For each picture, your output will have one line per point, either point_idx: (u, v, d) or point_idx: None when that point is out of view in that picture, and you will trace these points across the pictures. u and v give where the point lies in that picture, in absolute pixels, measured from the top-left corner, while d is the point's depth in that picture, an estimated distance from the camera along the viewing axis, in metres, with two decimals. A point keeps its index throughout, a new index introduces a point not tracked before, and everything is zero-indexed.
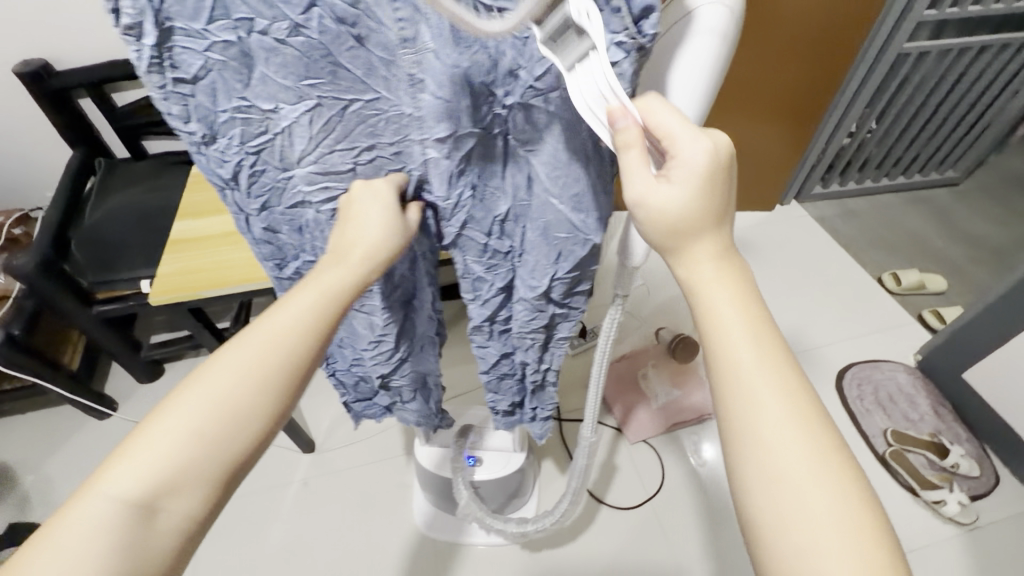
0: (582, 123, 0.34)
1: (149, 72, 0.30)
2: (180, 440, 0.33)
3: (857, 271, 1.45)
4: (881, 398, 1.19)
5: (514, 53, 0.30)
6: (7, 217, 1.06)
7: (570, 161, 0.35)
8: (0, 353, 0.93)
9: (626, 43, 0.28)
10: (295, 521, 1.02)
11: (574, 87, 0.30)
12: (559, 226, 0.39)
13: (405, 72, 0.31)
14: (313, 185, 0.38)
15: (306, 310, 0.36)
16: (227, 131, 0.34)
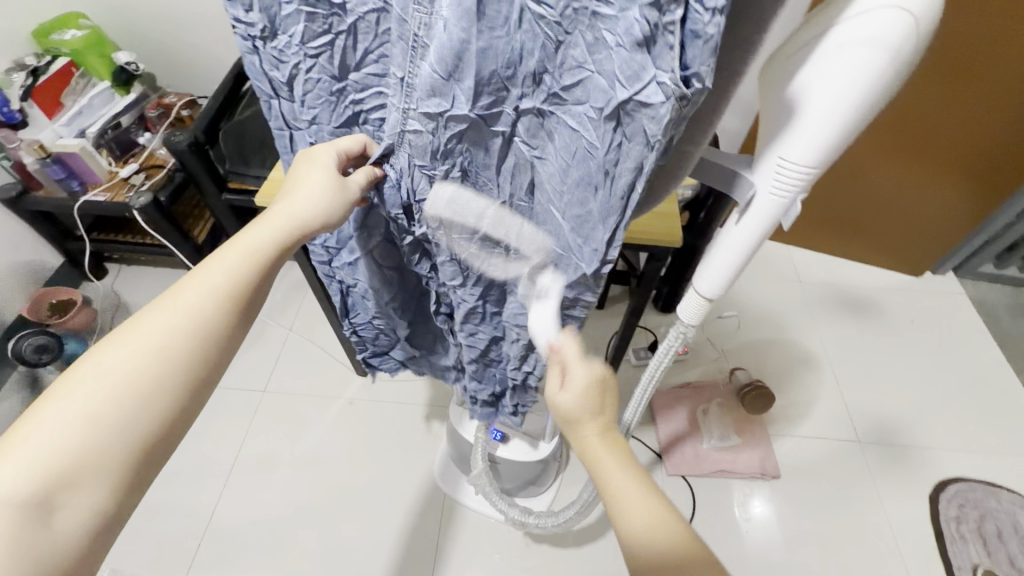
0: (591, 154, 0.32)
1: None
2: (169, 329, 0.36)
3: (1007, 376, 1.20)
4: (984, 529, 1.00)
5: (541, 58, 0.30)
6: (180, 99, 1.21)
7: (579, 183, 0.34)
8: (148, 213, 1.08)
9: (668, 87, 0.27)
10: (332, 431, 1.10)
11: (600, 101, 0.30)
12: (555, 230, 0.39)
13: (414, 32, 0.30)
14: (365, 92, 0.38)
15: (279, 229, 0.41)
16: (286, 28, 0.34)
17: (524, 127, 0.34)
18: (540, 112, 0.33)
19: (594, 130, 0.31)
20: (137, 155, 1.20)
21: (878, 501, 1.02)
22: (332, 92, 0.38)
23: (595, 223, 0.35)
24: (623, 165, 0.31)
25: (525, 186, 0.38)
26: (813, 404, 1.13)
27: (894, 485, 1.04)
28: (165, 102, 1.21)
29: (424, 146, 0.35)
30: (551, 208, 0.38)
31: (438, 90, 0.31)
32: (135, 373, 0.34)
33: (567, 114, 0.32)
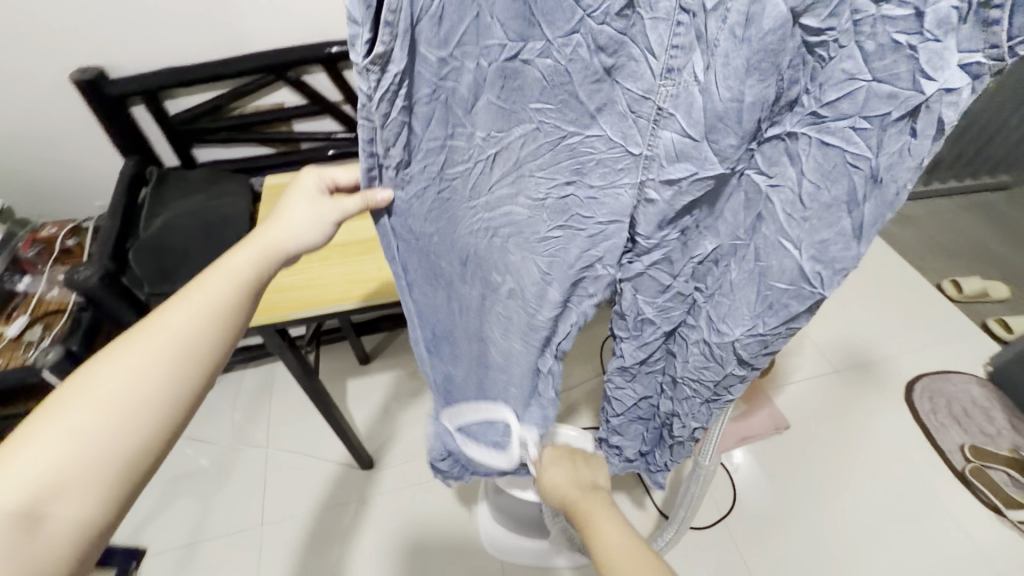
0: (856, 168, 0.26)
1: (379, 102, 0.26)
2: (153, 358, 0.36)
3: (916, 279, 1.41)
4: (955, 412, 1.14)
5: (806, 82, 0.26)
6: (59, 228, 1.05)
7: (830, 203, 0.28)
8: (63, 370, 0.91)
9: (983, 66, 0.21)
10: (353, 542, 0.98)
11: (886, 108, 0.24)
12: (778, 276, 0.32)
13: (654, 106, 0.28)
14: (495, 211, 0.36)
15: (257, 250, 0.43)
16: (427, 159, 0.32)
17: (761, 156, 0.30)
18: (788, 135, 0.28)
19: (870, 143, 0.25)
20: (21, 306, 0.99)
21: (870, 417, 1.14)
22: (460, 208, 0.36)
23: (849, 240, 0.28)
24: (901, 163, 0.25)
25: (747, 227, 0.33)
26: (789, 350, 1.24)
27: (877, 400, 1.17)
28: (42, 235, 1.03)
29: (656, 213, 0.32)
30: (782, 245, 0.31)
31: (685, 151, 0.28)
32: (140, 379, 0.35)
33: (826, 134, 0.27)
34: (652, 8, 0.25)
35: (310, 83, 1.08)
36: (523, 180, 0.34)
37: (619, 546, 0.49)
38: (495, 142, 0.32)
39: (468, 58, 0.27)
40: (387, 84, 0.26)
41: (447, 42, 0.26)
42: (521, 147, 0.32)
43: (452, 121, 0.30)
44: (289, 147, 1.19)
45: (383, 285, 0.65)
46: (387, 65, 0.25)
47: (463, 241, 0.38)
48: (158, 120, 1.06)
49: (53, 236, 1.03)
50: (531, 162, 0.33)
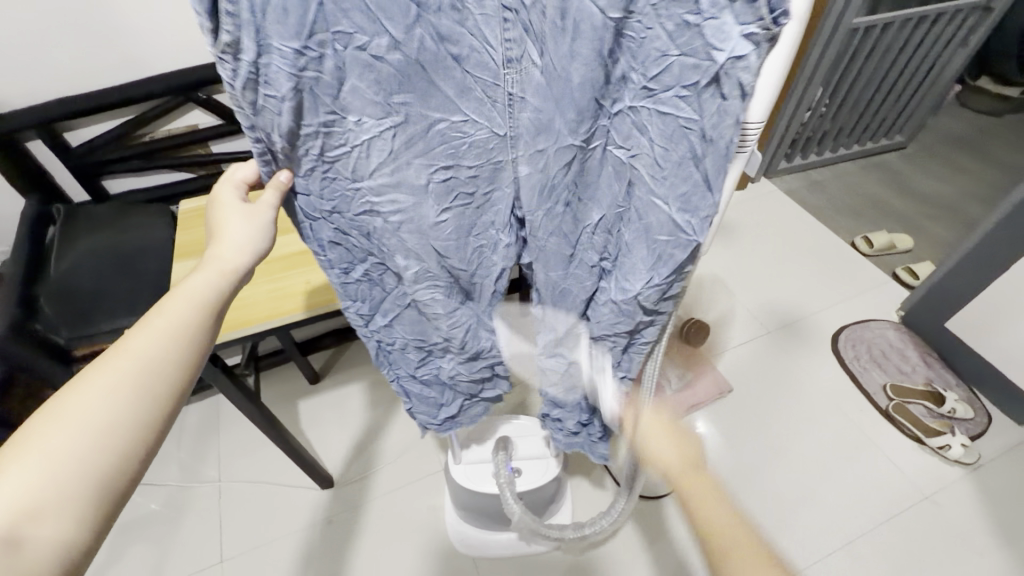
0: (690, 128, 0.29)
1: (242, 90, 0.27)
2: (125, 383, 0.35)
3: (832, 239, 1.53)
4: (875, 356, 1.25)
5: (628, 59, 0.29)
6: None
7: (678, 160, 0.30)
8: None
9: (758, 35, 0.24)
10: (322, 564, 0.96)
11: (694, 77, 0.27)
12: (659, 229, 0.34)
13: (506, 91, 0.31)
14: (380, 197, 0.35)
15: (215, 274, 0.42)
16: (305, 144, 0.32)
17: (615, 130, 0.32)
18: (630, 109, 0.30)
19: (694, 107, 0.28)
20: None
21: (803, 371, 1.23)
22: (349, 191, 0.35)
23: (704, 193, 0.31)
24: (724, 122, 0.28)
25: (623, 189, 0.35)
26: (726, 318, 1.32)
27: (807, 354, 1.26)
28: None
29: (534, 183, 0.35)
30: (653, 202, 0.32)
31: (544, 128, 0.32)
32: (106, 423, 0.33)
33: (661, 103, 0.29)
34: (479, 5, 0.27)
35: (222, 101, 1.05)
36: (401, 168, 0.33)
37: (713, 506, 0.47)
38: (365, 128, 0.31)
39: (323, 51, 0.27)
40: (245, 73, 0.26)
41: (295, 38, 0.26)
42: (394, 133, 0.31)
43: (319, 112, 0.29)
44: (209, 169, 1.15)
45: (313, 297, 0.64)
46: (241, 53, 0.25)
47: (362, 222, 0.37)
48: (59, 154, 1.00)
49: None
50: (410, 143, 0.32)
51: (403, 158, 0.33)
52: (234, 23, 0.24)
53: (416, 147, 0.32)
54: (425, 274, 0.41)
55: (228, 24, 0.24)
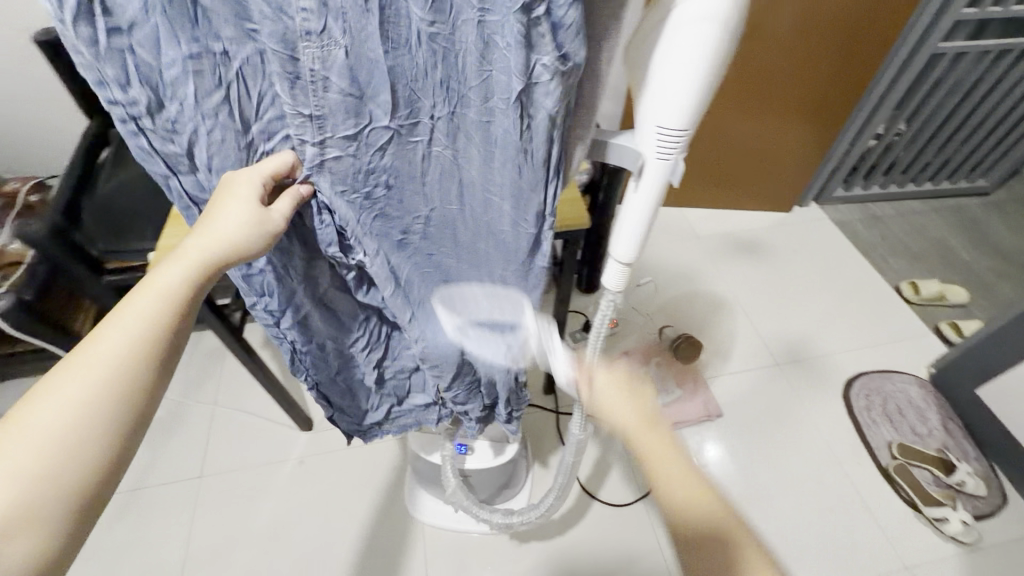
0: (512, 139, 0.36)
1: (78, 24, 0.30)
2: (94, 383, 0.34)
3: (874, 279, 1.41)
4: (888, 410, 1.16)
5: (444, 71, 0.34)
6: (24, 183, 1.10)
7: (516, 155, 0.37)
8: (9, 317, 0.96)
9: (555, 65, 0.31)
10: (286, 498, 1.03)
11: (506, 95, 0.33)
12: (500, 221, 0.43)
13: (307, 67, 0.32)
14: (273, 138, 0.38)
15: (189, 262, 0.39)
16: (173, 93, 0.33)
17: (444, 125, 0.37)
18: (456, 112, 0.36)
19: (509, 122, 0.35)
20: None
21: (804, 410, 1.16)
22: (242, 146, 0.38)
23: (530, 192, 0.39)
24: (538, 139, 0.36)
25: (454, 190, 0.42)
26: (733, 342, 1.26)
27: (813, 394, 1.18)
28: (7, 189, 1.09)
29: (349, 168, 0.38)
30: (488, 197, 0.42)
31: (353, 111, 0.34)
32: (68, 430, 0.33)
33: (479, 113, 0.36)
34: None
35: None
36: (279, 105, 0.36)
37: None
38: (238, 60, 0.33)
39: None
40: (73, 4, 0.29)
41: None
42: (258, 64, 0.33)
43: (179, 44, 0.31)
44: None
45: None
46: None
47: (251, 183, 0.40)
48: None
49: (16, 191, 1.08)
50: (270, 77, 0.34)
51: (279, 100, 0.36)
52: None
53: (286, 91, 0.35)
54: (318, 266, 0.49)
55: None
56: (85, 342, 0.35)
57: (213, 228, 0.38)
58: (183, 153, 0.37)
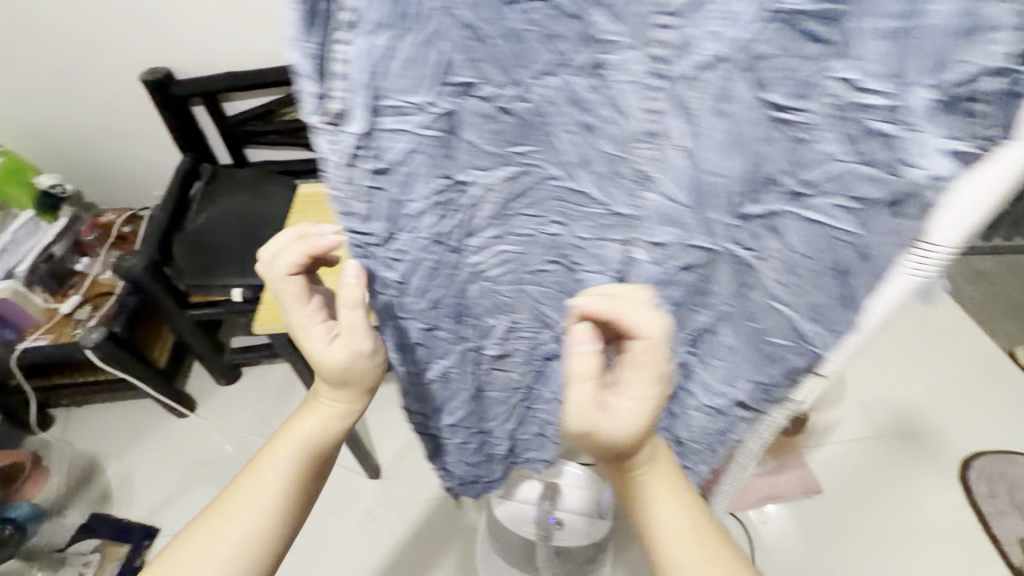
0: (846, 242, 0.25)
1: (340, 168, 0.25)
2: (258, 511, 0.41)
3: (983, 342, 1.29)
4: (1017, 500, 1.02)
5: (783, 163, 0.25)
6: (119, 215, 1.13)
7: (821, 271, 0.27)
8: (103, 351, 0.96)
9: (969, 155, 0.21)
10: (352, 552, 0.98)
11: (871, 190, 0.23)
12: (776, 333, 0.31)
13: (635, 168, 0.27)
14: (495, 257, 0.34)
15: (325, 417, 0.45)
16: (407, 225, 0.29)
17: (746, 235, 0.28)
18: (772, 213, 0.26)
19: (859, 220, 0.24)
20: (76, 284, 1.07)
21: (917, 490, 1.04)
22: (454, 264, 0.33)
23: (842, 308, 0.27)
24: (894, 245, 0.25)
25: (740, 293, 0.31)
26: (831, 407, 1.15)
27: (927, 472, 1.06)
28: (103, 221, 1.12)
29: (645, 274, 0.31)
30: (775, 307, 0.29)
31: (672, 217, 0.28)
32: (243, 544, 0.40)
33: (809, 210, 0.25)
34: (625, 70, 0.24)
35: None
36: (511, 221, 0.32)
37: None
38: (475, 187, 0.30)
39: (425, 115, 0.25)
40: (348, 148, 0.24)
41: (419, 92, 0.24)
42: (510, 191, 0.30)
43: (422, 182, 0.27)
44: None
45: None
46: (345, 128, 0.24)
47: (458, 295, 0.35)
48: (215, 119, 1.12)
49: (112, 222, 1.12)
50: (521, 198, 0.31)
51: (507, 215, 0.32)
52: (345, 100, 0.23)
53: (524, 198, 0.31)
54: (514, 329, 0.41)
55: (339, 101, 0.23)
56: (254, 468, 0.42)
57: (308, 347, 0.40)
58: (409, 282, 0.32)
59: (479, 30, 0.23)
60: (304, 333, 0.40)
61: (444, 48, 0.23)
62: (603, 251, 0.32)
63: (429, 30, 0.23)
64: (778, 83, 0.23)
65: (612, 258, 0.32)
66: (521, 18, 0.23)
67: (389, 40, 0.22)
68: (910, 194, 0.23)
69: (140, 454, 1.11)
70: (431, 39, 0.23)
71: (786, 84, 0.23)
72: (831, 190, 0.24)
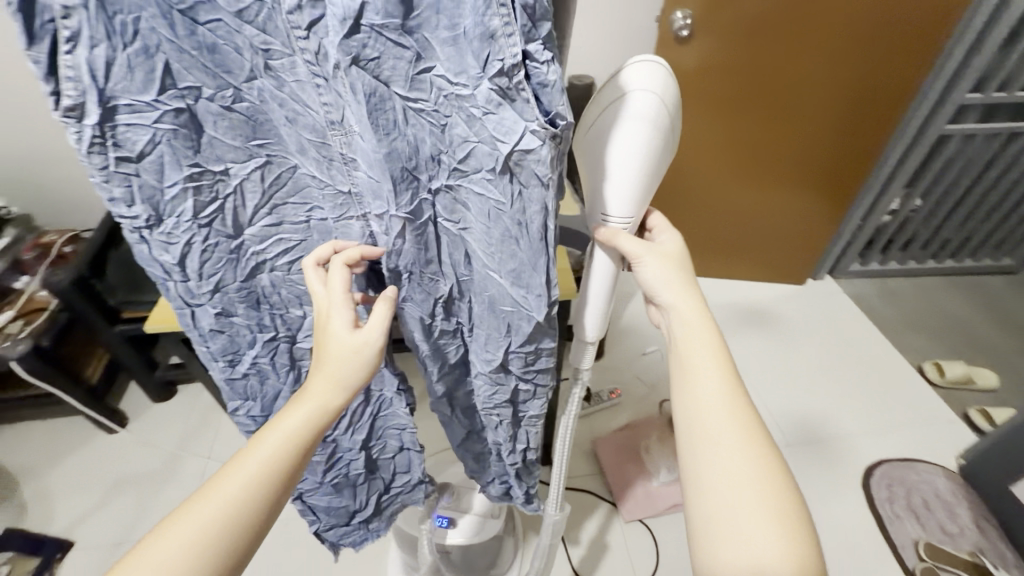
0: (503, 211, 0.37)
1: (90, 154, 0.34)
2: (222, 508, 0.37)
3: (894, 357, 1.36)
4: (914, 505, 1.07)
5: (433, 143, 0.35)
6: (61, 236, 1.18)
7: (501, 238, 0.39)
8: (27, 364, 0.99)
9: (539, 132, 0.32)
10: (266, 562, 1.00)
11: (490, 163, 0.35)
12: (503, 299, 0.44)
13: (338, 151, 0.38)
14: (265, 241, 0.44)
15: (313, 410, 0.42)
16: (176, 209, 0.39)
17: (441, 206, 0.39)
18: (448, 187, 0.38)
19: (498, 189, 0.36)
20: (12, 302, 1.09)
21: (820, 497, 1.08)
22: (231, 250, 0.43)
23: (531, 272, 0.41)
24: (532, 209, 0.37)
25: (464, 261, 0.44)
26: None
27: (830, 479, 1.11)
28: (43, 241, 1.17)
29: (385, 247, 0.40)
30: (489, 274, 0.43)
31: (377, 195, 0.37)
32: (206, 546, 0.36)
33: (472, 183, 0.37)
34: (292, 75, 0.35)
35: None
36: (277, 208, 0.43)
37: (732, 434, 0.41)
38: (233, 177, 0.40)
39: (160, 110, 0.34)
40: (90, 138, 0.33)
41: (148, 92, 0.33)
42: (262, 180, 0.41)
43: (177, 168, 0.37)
44: None
45: None
46: (86, 121, 0.32)
47: (249, 282, 0.46)
48: None
49: (52, 243, 1.16)
50: (277, 187, 0.42)
51: (273, 205, 0.43)
52: (76, 93, 0.31)
53: (279, 185, 0.42)
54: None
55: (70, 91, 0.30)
56: (223, 470, 0.39)
57: (332, 342, 0.42)
58: (188, 266, 0.42)
59: (180, 44, 0.32)
60: (333, 320, 0.42)
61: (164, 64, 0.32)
62: (348, 229, 0.45)
63: (141, 46, 0.31)
64: (394, 79, 0.32)
65: (358, 233, 0.45)
66: (209, 34, 0.32)
67: (108, 51, 0.30)
68: (506, 164, 0.34)
69: (64, 472, 1.12)
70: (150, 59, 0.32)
71: (399, 79, 0.32)
72: (473, 170, 0.36)
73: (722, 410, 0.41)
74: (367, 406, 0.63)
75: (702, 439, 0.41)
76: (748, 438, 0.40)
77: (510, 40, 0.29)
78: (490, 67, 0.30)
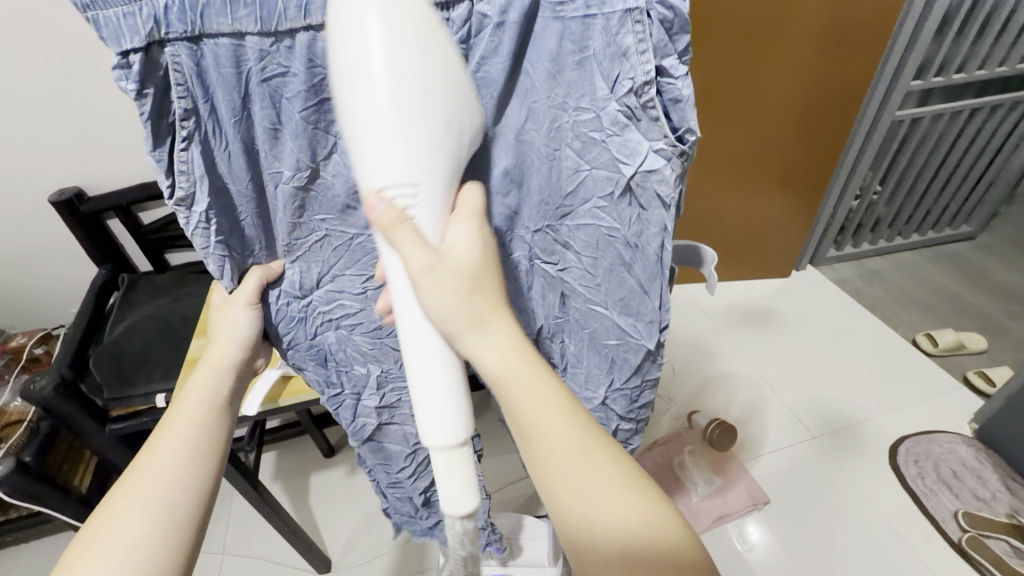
0: (615, 236, 0.43)
1: (195, 235, 0.38)
2: (155, 484, 0.41)
3: (889, 334, 1.41)
4: (944, 476, 1.10)
5: (574, 158, 0.41)
6: (30, 337, 1.07)
7: (610, 264, 0.45)
8: (10, 484, 0.89)
9: (665, 150, 0.38)
10: None
11: (609, 187, 0.41)
12: (606, 334, 0.49)
13: None
14: (330, 304, 0.46)
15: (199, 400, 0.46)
16: (290, 272, 0.44)
17: (542, 245, 0.46)
18: (550, 228, 0.45)
19: (614, 214, 0.42)
20: None
21: (856, 484, 1.09)
22: (302, 308, 0.46)
23: (641, 299, 0.45)
24: (650, 231, 0.42)
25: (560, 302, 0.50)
26: (763, 416, 1.22)
27: (860, 464, 1.12)
28: (12, 345, 1.06)
29: None
30: (593, 305, 0.47)
31: None
32: (146, 517, 0.40)
33: (575, 216, 0.43)
34: None
35: None
36: (337, 277, 0.45)
37: (575, 461, 0.38)
38: (321, 228, 0.42)
39: (246, 192, 0.38)
40: (195, 222, 0.37)
41: (240, 176, 0.37)
42: (345, 239, 0.43)
43: (276, 233, 0.42)
44: None
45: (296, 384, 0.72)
46: (194, 207, 0.36)
47: (318, 340, 0.49)
48: (129, 230, 1.06)
49: (22, 346, 1.06)
50: (368, 235, 0.43)
51: (357, 254, 0.44)
52: (185, 182, 0.35)
53: (368, 238, 0.43)
54: (385, 378, 0.53)
55: (179, 176, 0.35)
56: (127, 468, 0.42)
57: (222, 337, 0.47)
58: (297, 326, 0.48)
59: (278, 127, 0.36)
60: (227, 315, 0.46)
61: (259, 149, 0.37)
62: None
63: (244, 126, 0.36)
64: (511, 122, 0.40)
65: None
66: (298, 112, 0.36)
67: (219, 137, 0.35)
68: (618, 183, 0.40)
69: None
70: (248, 152, 0.37)
71: (518, 114, 0.40)
72: (580, 204, 0.43)
73: (560, 458, 0.38)
74: (431, 456, 0.63)
75: (569, 503, 0.38)
76: (595, 464, 0.39)
77: (641, 58, 0.35)
78: (620, 87, 0.36)
